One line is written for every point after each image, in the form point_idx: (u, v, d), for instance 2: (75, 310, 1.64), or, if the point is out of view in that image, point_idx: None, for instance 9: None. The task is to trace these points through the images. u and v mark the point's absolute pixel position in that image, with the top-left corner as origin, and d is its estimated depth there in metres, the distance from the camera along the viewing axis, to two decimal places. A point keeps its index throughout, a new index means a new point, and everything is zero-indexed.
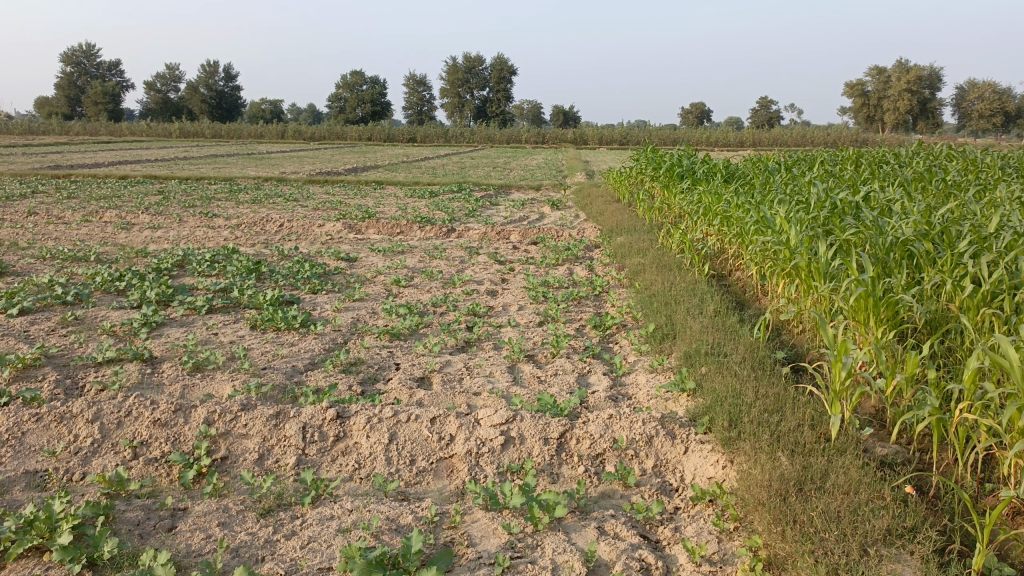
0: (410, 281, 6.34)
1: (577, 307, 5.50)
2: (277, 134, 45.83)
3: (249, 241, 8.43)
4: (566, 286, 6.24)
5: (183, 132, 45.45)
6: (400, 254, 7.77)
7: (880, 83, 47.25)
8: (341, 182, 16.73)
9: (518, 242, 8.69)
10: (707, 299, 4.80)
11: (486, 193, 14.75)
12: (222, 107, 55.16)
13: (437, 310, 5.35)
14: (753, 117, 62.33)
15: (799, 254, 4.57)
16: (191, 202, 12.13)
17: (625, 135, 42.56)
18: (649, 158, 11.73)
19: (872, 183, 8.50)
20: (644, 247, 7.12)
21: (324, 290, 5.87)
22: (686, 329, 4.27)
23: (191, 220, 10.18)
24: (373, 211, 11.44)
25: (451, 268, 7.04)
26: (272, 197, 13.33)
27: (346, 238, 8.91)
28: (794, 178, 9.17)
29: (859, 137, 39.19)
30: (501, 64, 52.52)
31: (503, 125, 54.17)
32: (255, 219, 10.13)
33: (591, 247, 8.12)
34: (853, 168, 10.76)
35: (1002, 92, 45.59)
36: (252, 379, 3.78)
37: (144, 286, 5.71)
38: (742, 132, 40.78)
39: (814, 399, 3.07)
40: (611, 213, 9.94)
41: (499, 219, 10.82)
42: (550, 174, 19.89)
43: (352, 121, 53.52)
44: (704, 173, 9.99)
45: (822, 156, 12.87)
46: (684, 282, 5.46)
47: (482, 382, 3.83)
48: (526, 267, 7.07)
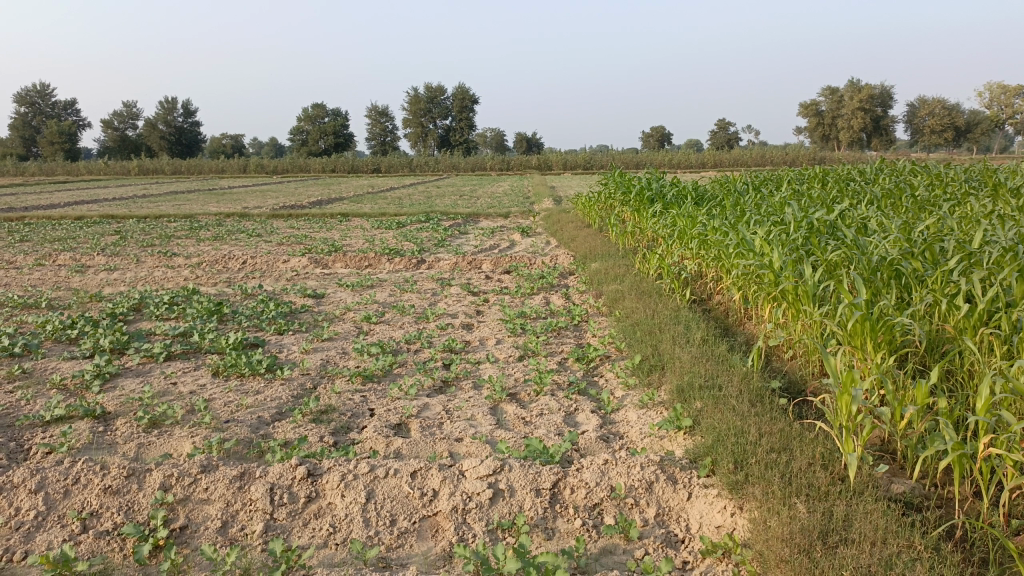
0: (381, 318, 6.08)
1: (557, 338, 5.28)
2: (239, 169, 45.31)
3: (211, 281, 8.09)
4: (544, 316, 6.03)
5: (143, 169, 44.73)
6: (369, 289, 7.50)
7: (835, 102, 48.26)
8: (305, 215, 16.41)
9: (491, 272, 8.48)
10: (693, 326, 4.62)
11: (454, 222, 14.55)
12: (181, 143, 54.48)
13: (411, 348, 5.09)
14: (713, 139, 63.28)
15: (785, 278, 4.43)
16: (150, 241, 11.74)
17: (589, 160, 42.80)
18: (618, 183, 11.64)
19: (844, 201, 8.46)
20: (620, 273, 6.95)
21: (292, 331, 5.58)
22: (676, 359, 4.08)
23: (150, 260, 9.80)
24: (340, 244, 11.17)
25: (424, 301, 6.79)
26: (234, 233, 12.98)
27: (313, 273, 8.62)
28: (766, 198, 9.11)
29: (817, 156, 39.88)
30: (464, 93, 52.75)
31: (467, 153, 54.21)
32: (216, 257, 9.79)
33: (565, 274, 7.93)
34: (821, 187, 10.78)
35: (952, 108, 46.83)
36: (214, 434, 3.49)
37: (98, 334, 5.37)
38: (704, 154, 41.25)
39: (821, 435, 2.90)
40: (583, 239, 9.78)
41: (470, 249, 10.61)
42: (517, 201, 19.79)
43: (315, 154, 53.18)
44: (675, 196, 9.90)
45: (788, 175, 12.91)
46: (667, 308, 5.29)
47: (464, 427, 3.58)
48: (501, 298, 6.85)
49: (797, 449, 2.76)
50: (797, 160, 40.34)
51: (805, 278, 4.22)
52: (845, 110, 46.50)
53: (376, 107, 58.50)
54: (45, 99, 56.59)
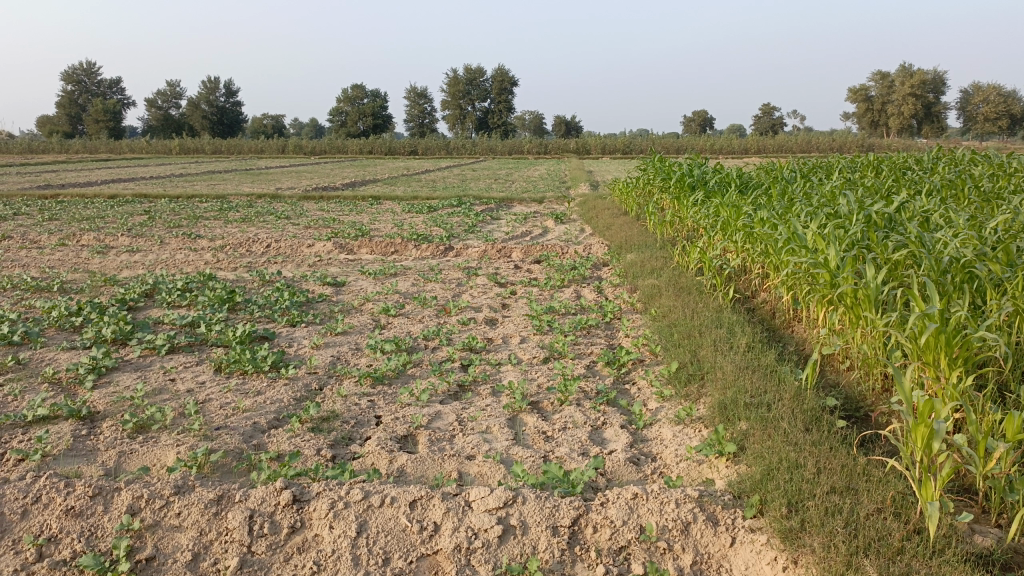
0: (401, 310, 5.72)
1: (586, 338, 4.87)
2: (277, 150, 45.45)
3: (231, 265, 7.83)
4: (573, 312, 5.63)
5: (183, 148, 45.12)
6: (392, 277, 7.16)
7: (884, 88, 46.68)
8: (337, 198, 16.16)
9: (520, 261, 8.08)
10: (739, 329, 4.19)
11: (487, 207, 14.15)
12: (222, 123, 54.87)
13: (428, 346, 4.72)
14: (755, 124, 61.93)
15: (844, 279, 3.97)
16: (178, 222, 11.56)
17: (628, 145, 42.01)
18: (657, 169, 11.14)
19: (901, 192, 7.88)
20: (657, 266, 6.50)
21: (305, 323, 5.26)
22: (718, 369, 3.66)
23: (173, 241, 9.59)
24: (368, 228, 10.85)
25: (448, 292, 6.43)
26: (263, 214, 12.77)
27: (336, 259, 8.32)
28: (815, 187, 8.56)
29: (864, 144, 38.62)
30: (503, 75, 52.22)
31: (505, 136, 53.73)
32: (241, 240, 9.54)
33: (598, 266, 7.50)
34: (873, 176, 10.15)
35: (1008, 95, 44.99)
36: (202, 444, 3.16)
37: (101, 323, 5.10)
38: (746, 140, 40.22)
39: (892, 474, 2.48)
40: (619, 227, 9.33)
41: (500, 236, 10.22)
42: (553, 186, 19.30)
43: (353, 134, 53.14)
44: (717, 184, 9.39)
45: (837, 163, 12.24)
46: (707, 308, 4.85)
47: (477, 442, 3.20)
48: (529, 290, 6.46)
49: (862, 492, 2.33)
50: (844, 147, 39.11)
51: (866, 281, 3.76)
52: (895, 96, 44.94)
53: (414, 88, 58.22)
54: (91, 77, 57.29)
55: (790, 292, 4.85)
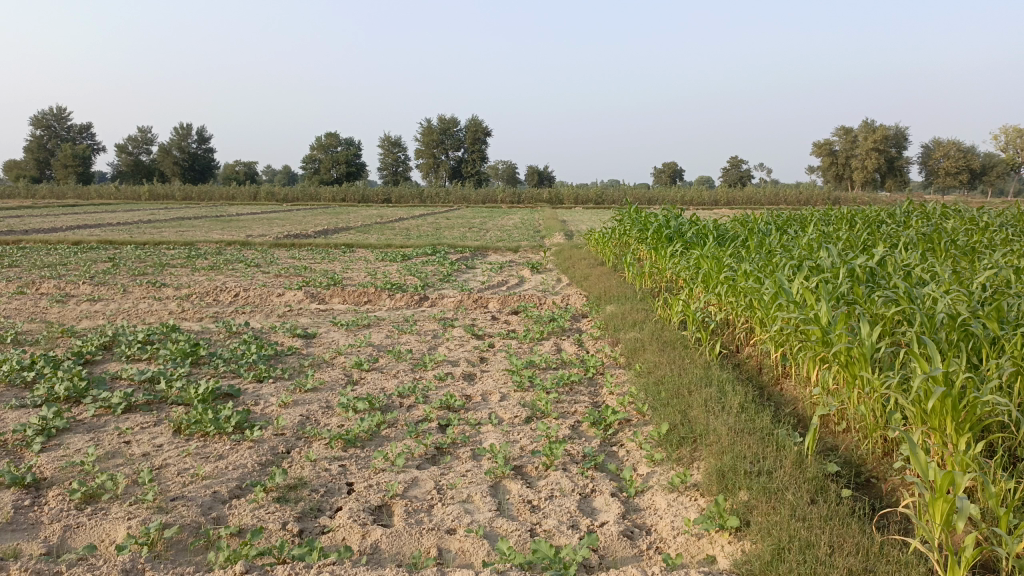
0: (375, 364, 5.48)
1: (569, 395, 4.67)
2: (249, 197, 45.20)
3: (197, 315, 7.54)
4: (554, 366, 5.43)
5: (153, 195, 44.67)
6: (365, 329, 6.92)
7: (848, 143, 47.90)
8: (309, 245, 15.91)
9: (497, 312, 7.89)
10: (729, 388, 4.02)
11: (461, 256, 14.00)
12: (195, 169, 54.58)
13: (403, 404, 4.48)
14: (724, 176, 63.03)
15: (838, 336, 3.84)
16: (143, 270, 11.22)
17: (600, 195, 42.39)
18: (633, 220, 11.10)
19: (878, 245, 7.87)
20: (639, 319, 6.35)
21: (273, 378, 4.99)
22: (711, 431, 3.47)
23: (137, 290, 9.27)
24: (340, 277, 10.62)
25: (424, 345, 6.20)
26: (232, 262, 12.48)
27: (307, 309, 8.07)
28: (792, 240, 8.54)
29: (830, 197, 39.37)
30: (477, 126, 52.76)
31: (479, 185, 54.05)
32: (208, 289, 9.24)
33: (577, 318, 7.33)
34: (848, 228, 10.20)
35: (967, 151, 46.39)
36: (156, 517, 2.88)
37: (54, 379, 4.79)
38: (716, 191, 40.83)
39: (913, 553, 2.30)
40: (597, 278, 9.21)
41: (476, 285, 10.05)
42: (527, 235, 19.23)
43: (326, 182, 53.09)
44: (694, 235, 9.35)
45: (811, 215, 12.31)
46: (694, 364, 4.68)
47: (458, 513, 2.96)
48: (507, 343, 6.26)
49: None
50: (811, 199, 39.84)
51: (863, 339, 3.64)
52: (859, 150, 46.09)
53: (387, 136, 58.52)
54: (61, 123, 56.81)
55: (778, 348, 4.71)
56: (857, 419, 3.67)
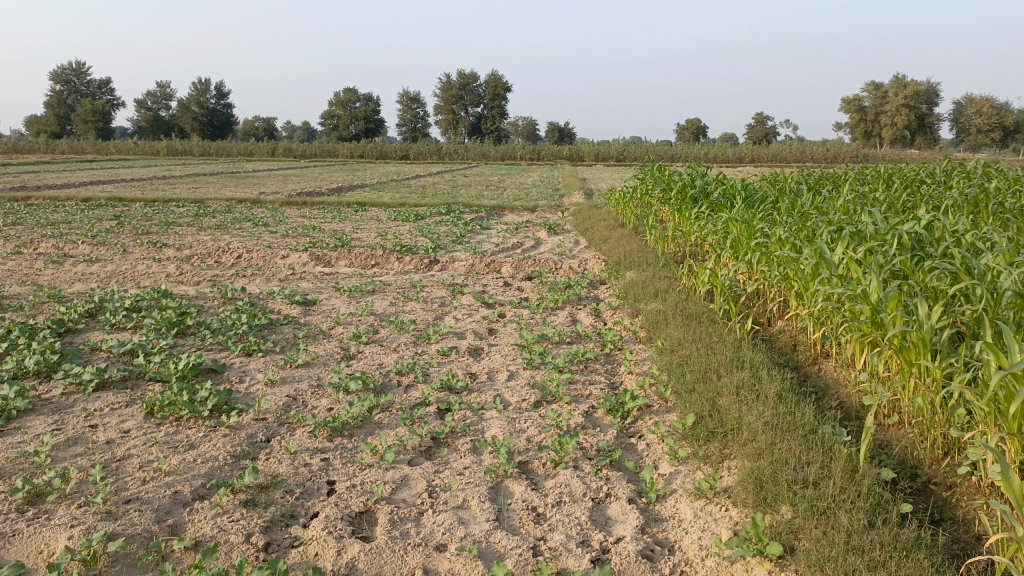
0: (374, 336, 5.07)
1: (584, 374, 4.23)
2: (266, 152, 44.80)
3: (194, 278, 7.16)
4: (568, 339, 4.99)
5: (171, 149, 44.40)
6: (369, 295, 6.50)
7: (878, 98, 46.34)
8: (321, 203, 15.47)
9: (510, 277, 7.46)
10: (765, 373, 3.58)
11: (476, 216, 13.52)
12: (213, 124, 54.16)
13: (401, 383, 4.07)
14: (749, 133, 61.66)
15: (891, 316, 3.37)
16: (147, 229, 10.85)
17: (622, 152, 41.45)
18: (656, 179, 10.54)
19: (919, 208, 7.31)
20: (661, 288, 5.88)
21: (262, 352, 4.60)
22: (745, 427, 3.05)
23: (138, 250, 8.91)
24: (349, 238, 10.19)
25: (429, 314, 5.78)
26: (240, 221, 12.09)
27: (311, 272, 7.67)
28: (826, 202, 7.97)
29: (859, 154, 38.16)
30: (497, 81, 51.69)
31: (498, 142, 53.20)
32: (211, 249, 8.86)
33: (595, 285, 6.87)
34: (884, 189, 9.60)
35: (1001, 108, 44.81)
36: (104, 523, 2.51)
37: (26, 350, 4.43)
38: (740, 148, 39.72)
39: None
40: (616, 241, 8.72)
41: (490, 247, 9.59)
42: (545, 193, 18.66)
43: (345, 138, 52.48)
44: (721, 196, 8.80)
45: (843, 173, 11.67)
46: (723, 342, 4.22)
47: (451, 523, 2.56)
48: (519, 313, 5.83)
49: None
50: (839, 157, 38.72)
51: (921, 321, 3.17)
52: (889, 107, 44.65)
53: (406, 91, 57.62)
54: (79, 77, 56.37)
55: (818, 325, 4.25)
56: (912, 413, 3.23)
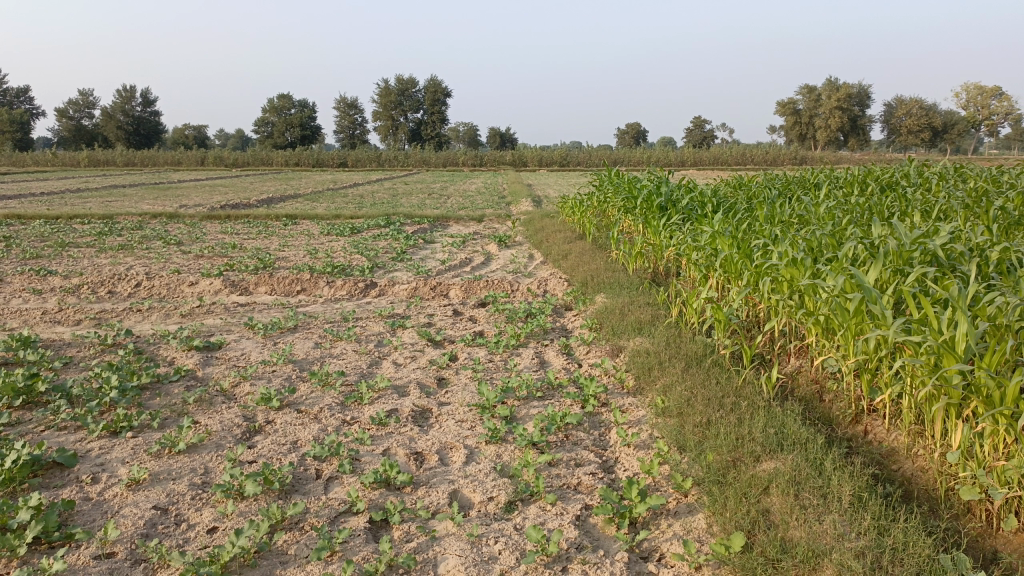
0: (290, 398, 3.93)
1: (566, 451, 3.18)
2: (195, 162, 42.69)
3: (76, 316, 5.89)
4: (537, 392, 3.95)
5: (92, 160, 41.96)
6: (289, 333, 5.35)
7: (812, 101, 46.69)
8: (246, 217, 14.13)
9: (461, 304, 6.39)
10: (826, 461, 2.59)
11: (418, 228, 12.41)
12: (140, 133, 51.66)
13: (320, 477, 2.96)
14: (688, 137, 61.83)
15: (1001, 381, 2.44)
16: (36, 252, 9.41)
17: (565, 157, 40.84)
18: (615, 186, 9.62)
19: (916, 217, 6.50)
20: (644, 319, 4.88)
21: (132, 431, 3.44)
22: (828, 561, 2.05)
23: (19, 280, 7.54)
24: (273, 257, 8.96)
25: (362, 360, 4.65)
26: (151, 240, 10.71)
27: (223, 304, 6.47)
28: (810, 209, 7.12)
29: (797, 156, 38.16)
30: (436, 86, 50.54)
31: (440, 147, 52.08)
32: (105, 277, 7.54)
33: (560, 312, 5.87)
34: (859, 194, 8.85)
35: (930, 109, 45.66)
36: None
37: None
38: (682, 152, 39.41)
39: None
40: (578, 258, 7.72)
41: (434, 266, 8.50)
42: (490, 201, 17.64)
43: (281, 146, 50.64)
44: (692, 204, 7.90)
45: (808, 176, 10.94)
46: (745, 402, 3.23)
47: None
48: (474, 354, 4.77)
49: None
50: (778, 159, 38.70)
51: None
52: (823, 110, 45.05)
53: (343, 97, 56.04)
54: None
55: (865, 375, 3.31)
56: None
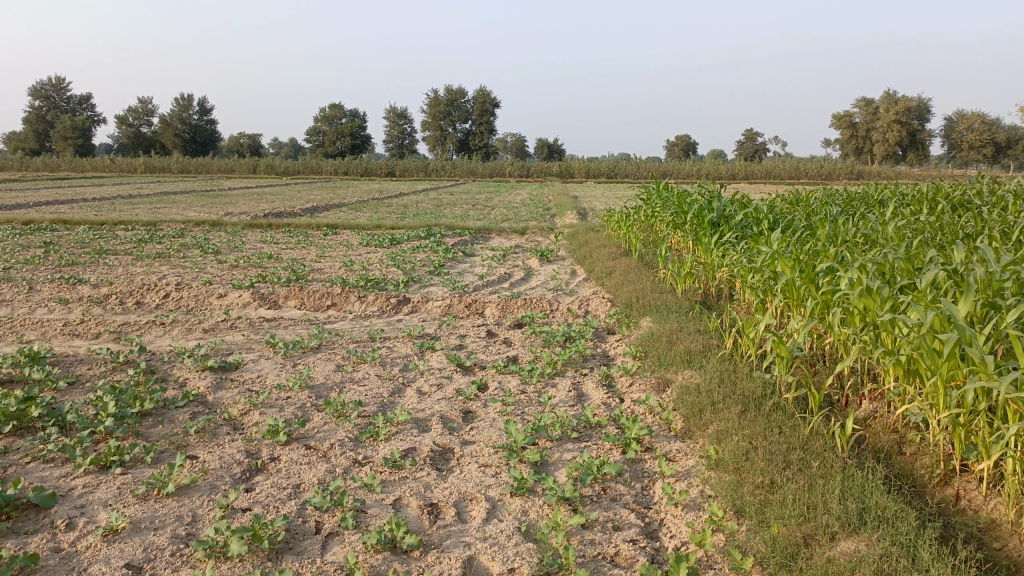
0: (299, 432, 3.58)
1: (602, 510, 2.75)
2: (247, 169, 43.30)
3: (96, 329, 5.66)
4: (573, 432, 3.52)
5: (148, 167, 42.80)
6: (312, 354, 5.02)
7: (868, 114, 45.34)
8: (288, 226, 14.02)
9: (497, 324, 6.00)
10: (921, 547, 2.13)
11: (459, 240, 12.10)
12: (195, 141, 52.75)
13: (319, 533, 2.59)
14: (739, 150, 60.65)
15: None
16: (73, 259, 9.32)
17: (613, 169, 40.31)
18: (664, 200, 9.15)
19: (998, 239, 5.91)
20: (694, 348, 4.43)
21: (122, 467, 3.11)
22: None
23: (50, 289, 7.40)
24: (307, 269, 8.71)
25: (384, 387, 4.28)
26: (189, 248, 10.58)
27: (249, 318, 6.19)
28: (877, 228, 6.56)
29: (852, 170, 36.97)
30: (485, 97, 50.56)
31: (487, 158, 52.03)
32: (134, 286, 7.35)
33: (601, 336, 5.44)
34: (929, 212, 8.23)
35: (994, 124, 43.93)
36: None
37: None
38: (732, 166, 38.53)
39: None
40: (623, 276, 7.28)
41: (472, 281, 8.15)
42: (535, 213, 17.31)
43: (331, 155, 51.12)
44: (746, 221, 7.40)
45: (872, 192, 10.31)
46: (814, 459, 2.77)
47: None
48: (505, 383, 4.37)
49: None
50: (833, 173, 37.56)
51: None
52: (880, 124, 43.69)
53: (393, 107, 56.49)
54: (59, 94, 54.82)
55: (958, 431, 2.81)
56: None
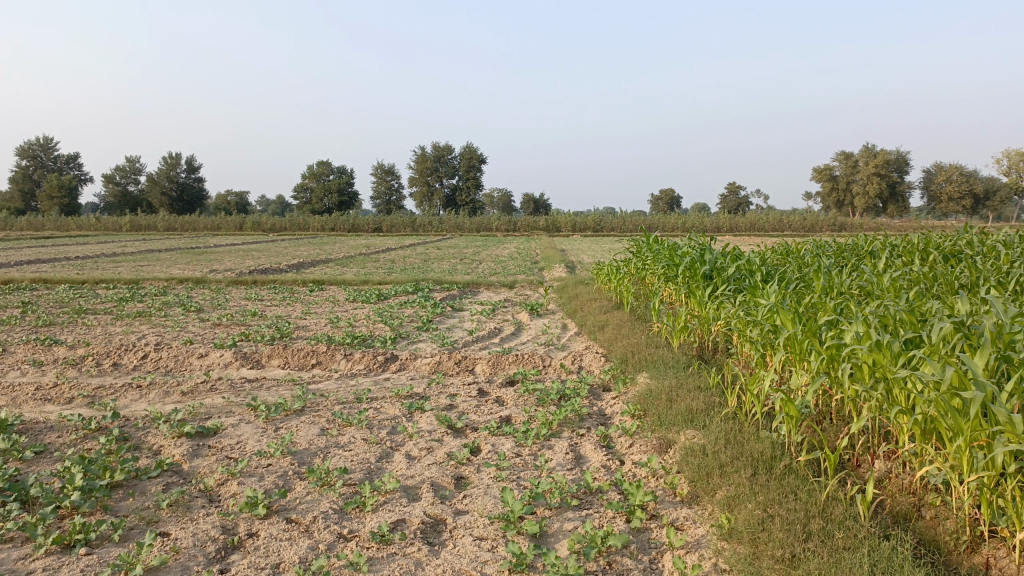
0: (280, 503, 3.34)
1: None
2: (233, 227, 43.24)
3: (70, 393, 5.41)
4: (572, 499, 3.31)
5: (133, 226, 42.65)
6: (295, 417, 4.79)
7: (848, 167, 46.09)
8: (273, 282, 13.84)
9: (488, 382, 5.80)
10: None
11: (447, 294, 11.95)
12: (182, 198, 52.78)
13: None
14: (723, 202, 61.33)
15: None
16: (51, 319, 9.07)
17: (599, 222, 40.53)
18: (655, 252, 9.05)
19: (997, 289, 5.81)
20: (696, 407, 4.24)
21: (86, 547, 2.87)
22: None
23: (24, 350, 7.14)
24: (292, 326, 8.51)
25: (371, 452, 4.06)
26: (171, 307, 10.35)
27: (231, 379, 5.96)
28: (873, 279, 6.46)
29: (836, 222, 37.35)
30: (471, 153, 51.09)
31: (473, 213, 52.31)
32: (112, 347, 7.11)
33: (597, 393, 5.25)
34: (921, 262, 8.16)
35: (971, 175, 44.72)
36: None
37: None
38: (717, 218, 38.86)
39: None
40: (616, 330, 7.11)
41: (462, 337, 7.96)
42: (523, 267, 17.24)
43: (318, 211, 51.22)
44: (740, 273, 7.29)
45: (861, 243, 10.29)
46: (836, 530, 2.57)
47: None
48: (499, 445, 4.15)
49: None
50: (816, 224, 37.94)
51: None
52: (861, 176, 44.38)
53: (380, 164, 56.93)
54: (46, 153, 54.94)
55: (986, 495, 2.62)
56: None
